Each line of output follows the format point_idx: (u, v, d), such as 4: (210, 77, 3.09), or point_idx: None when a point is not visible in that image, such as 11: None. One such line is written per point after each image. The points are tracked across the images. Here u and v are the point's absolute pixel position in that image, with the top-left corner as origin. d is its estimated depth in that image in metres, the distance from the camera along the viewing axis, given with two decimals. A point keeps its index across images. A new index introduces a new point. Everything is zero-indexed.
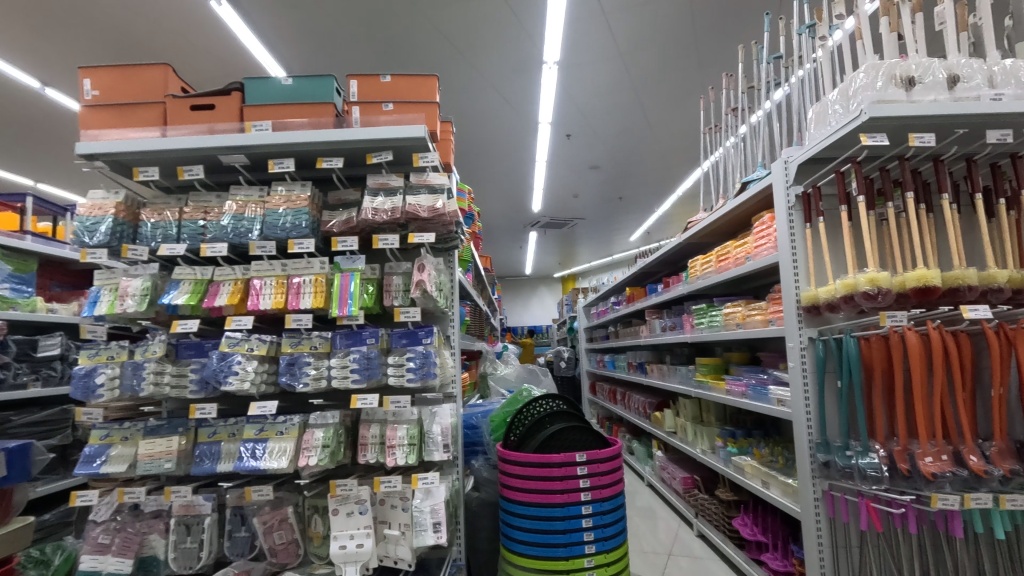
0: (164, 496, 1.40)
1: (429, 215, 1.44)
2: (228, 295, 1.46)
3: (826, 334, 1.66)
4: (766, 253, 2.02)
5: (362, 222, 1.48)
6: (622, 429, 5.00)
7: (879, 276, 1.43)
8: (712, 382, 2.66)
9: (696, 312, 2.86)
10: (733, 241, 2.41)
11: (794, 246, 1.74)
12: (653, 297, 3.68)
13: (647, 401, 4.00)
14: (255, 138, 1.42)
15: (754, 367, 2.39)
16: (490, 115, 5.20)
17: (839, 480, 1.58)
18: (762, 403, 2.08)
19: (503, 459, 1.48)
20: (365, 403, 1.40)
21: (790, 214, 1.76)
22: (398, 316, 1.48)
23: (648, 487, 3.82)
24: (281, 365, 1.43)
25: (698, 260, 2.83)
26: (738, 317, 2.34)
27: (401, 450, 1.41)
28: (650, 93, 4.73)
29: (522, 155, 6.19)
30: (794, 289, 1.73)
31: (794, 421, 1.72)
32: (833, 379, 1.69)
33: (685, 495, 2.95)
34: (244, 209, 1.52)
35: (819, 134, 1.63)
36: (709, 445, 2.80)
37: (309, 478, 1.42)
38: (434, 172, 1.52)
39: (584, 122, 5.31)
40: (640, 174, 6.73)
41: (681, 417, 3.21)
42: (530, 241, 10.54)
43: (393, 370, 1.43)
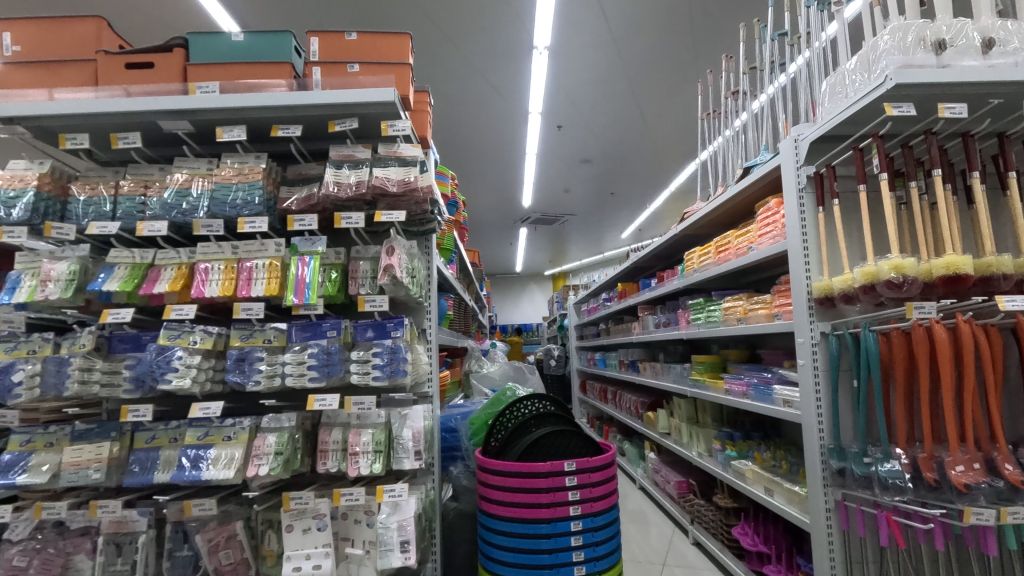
0: (91, 511, 1.22)
1: (398, 190, 1.27)
2: (168, 281, 1.28)
3: (841, 329, 1.51)
4: (770, 242, 1.87)
5: (323, 198, 1.30)
6: (613, 429, 4.85)
7: (904, 262, 1.28)
8: (710, 381, 2.51)
9: (693, 307, 2.72)
10: (734, 231, 2.26)
11: (805, 232, 1.59)
12: (646, 293, 3.53)
13: (639, 401, 3.86)
14: (200, 100, 1.23)
15: (755, 366, 2.24)
16: (478, 104, 5.02)
17: (853, 490, 1.43)
18: (764, 404, 1.94)
19: (481, 468, 1.31)
20: (324, 404, 1.23)
21: (801, 196, 1.61)
22: (363, 305, 1.31)
23: (640, 490, 3.67)
24: (229, 361, 1.25)
25: (695, 252, 2.68)
26: (738, 312, 2.19)
27: (365, 458, 1.24)
28: (644, 82, 4.57)
29: (512, 147, 6.02)
30: (804, 279, 1.58)
31: (804, 424, 1.57)
32: (847, 379, 1.54)
33: (679, 500, 2.81)
34: (189, 183, 1.33)
35: (836, 105, 1.48)
36: (706, 448, 2.65)
37: (259, 489, 1.24)
38: (405, 143, 1.35)
39: (576, 113, 5.15)
40: (632, 168, 6.59)
41: (676, 417, 3.07)
42: (521, 237, 10.37)
43: (357, 367, 1.25)
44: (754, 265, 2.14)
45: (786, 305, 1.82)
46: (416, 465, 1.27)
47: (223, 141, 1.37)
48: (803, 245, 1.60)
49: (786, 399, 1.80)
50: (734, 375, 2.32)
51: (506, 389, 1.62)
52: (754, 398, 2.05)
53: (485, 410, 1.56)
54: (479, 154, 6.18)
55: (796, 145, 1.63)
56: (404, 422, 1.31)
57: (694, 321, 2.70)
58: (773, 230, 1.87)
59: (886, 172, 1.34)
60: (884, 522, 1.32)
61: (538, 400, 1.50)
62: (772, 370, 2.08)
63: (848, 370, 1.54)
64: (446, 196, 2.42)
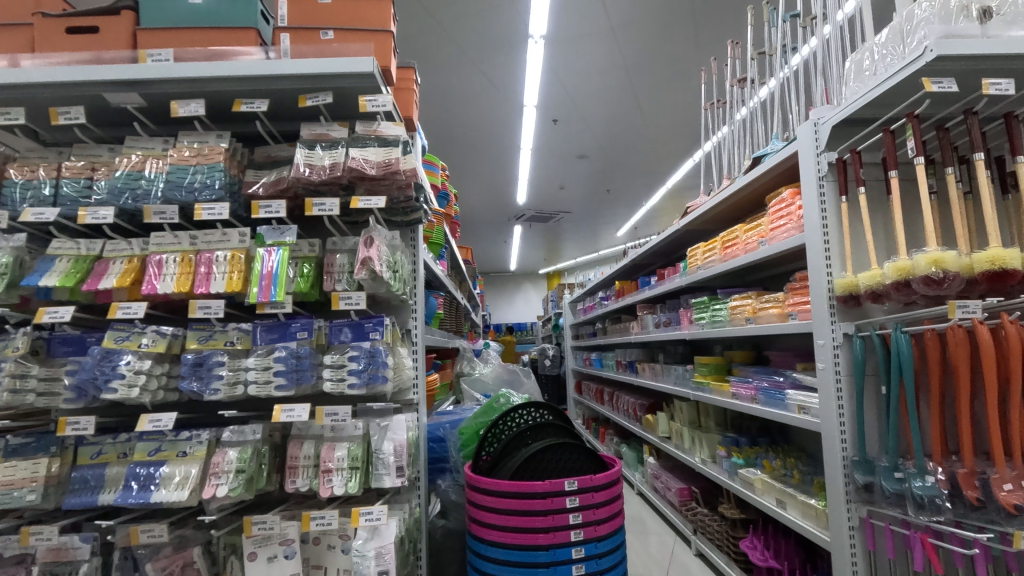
0: (23, 539, 1.07)
1: (378, 173, 1.13)
2: (116, 276, 1.12)
3: (866, 330, 1.39)
4: (784, 236, 1.74)
5: (293, 182, 1.15)
6: (610, 431, 4.72)
7: (945, 256, 1.14)
8: (715, 384, 2.39)
9: (696, 306, 2.59)
10: (742, 225, 2.14)
11: (826, 223, 1.47)
12: (646, 291, 3.40)
13: (637, 403, 3.73)
14: (150, 69, 1.08)
15: (764, 369, 2.11)
16: (472, 96, 4.88)
17: (881, 508, 1.30)
18: (776, 410, 1.81)
19: (472, 486, 1.16)
20: (291, 415, 1.07)
21: (821, 185, 1.49)
22: (337, 303, 1.16)
23: (638, 496, 3.54)
24: (184, 366, 1.10)
25: (699, 248, 2.55)
26: (746, 311, 2.06)
27: (339, 476, 1.09)
28: (643, 74, 4.44)
29: (507, 142, 5.87)
30: (825, 275, 1.46)
31: (825, 434, 1.44)
32: (873, 385, 1.41)
33: (681, 508, 2.68)
34: (141, 165, 1.18)
35: (863, 84, 1.34)
36: (710, 454, 2.52)
37: (218, 512, 1.09)
38: (386, 122, 1.20)
39: (572, 106, 5.01)
40: (629, 164, 6.46)
41: (677, 421, 2.94)
42: (515, 234, 10.23)
43: (331, 373, 1.11)
44: (764, 261, 2.01)
45: (801, 304, 1.69)
46: (398, 483, 1.12)
47: (180, 118, 1.22)
48: (824, 238, 1.47)
49: (802, 405, 1.67)
50: (742, 378, 2.19)
51: (501, 396, 1.48)
52: (765, 404, 1.92)
53: (477, 419, 1.42)
54: (473, 148, 6.04)
55: (816, 129, 1.50)
56: (385, 434, 1.16)
57: (697, 321, 2.57)
58: (787, 223, 1.74)
59: (922, 155, 1.21)
60: (918, 544, 1.20)
61: (537, 409, 1.36)
62: (784, 373, 1.95)
63: (874, 375, 1.41)
64: (436, 188, 2.27)
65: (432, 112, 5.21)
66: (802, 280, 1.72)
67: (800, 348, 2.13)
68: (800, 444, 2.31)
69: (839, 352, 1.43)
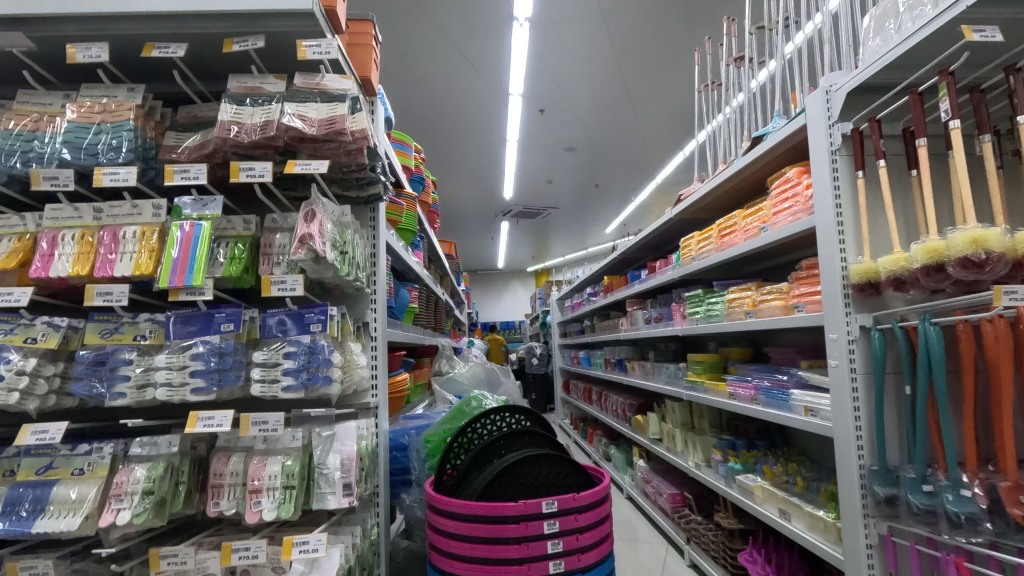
0: None
1: (321, 134, 0.94)
2: (1, 257, 0.93)
3: (886, 322, 1.23)
4: (789, 220, 1.58)
5: (218, 143, 0.95)
6: (598, 432, 4.55)
7: (988, 234, 0.97)
8: (710, 384, 2.22)
9: (689, 300, 2.43)
10: (741, 211, 1.97)
11: (839, 203, 1.31)
12: (636, 285, 3.24)
13: (626, 403, 3.58)
14: (36, 2, 0.89)
15: (764, 367, 1.95)
16: (455, 83, 4.68)
17: (905, 526, 1.14)
18: (780, 412, 1.65)
19: (433, 508, 0.98)
20: (208, 424, 0.87)
21: (834, 160, 1.32)
22: (268, 289, 0.93)
23: (628, 500, 3.39)
24: (80, 365, 0.91)
25: (693, 238, 2.39)
26: (745, 305, 1.90)
27: (270, 498, 0.90)
28: (632, 60, 4.29)
29: (492, 133, 5.69)
30: (838, 260, 1.30)
31: (839, 440, 1.28)
32: (893, 384, 1.25)
33: (673, 515, 2.52)
34: (34, 123, 0.97)
35: (885, 42, 1.18)
36: (704, 458, 2.36)
37: (123, 543, 0.90)
38: (332, 73, 1.00)
39: (559, 96, 4.85)
40: (618, 157, 6.31)
41: (668, 423, 2.78)
42: (503, 231, 10.06)
43: (261, 374, 0.92)
44: (766, 249, 1.85)
45: (809, 295, 1.52)
46: (346, 503, 0.95)
47: (83, 65, 1.02)
48: (837, 219, 1.30)
49: (810, 406, 1.51)
50: (739, 377, 2.03)
51: (473, 398, 1.30)
52: (766, 404, 1.76)
53: (446, 424, 1.24)
54: (458, 139, 5.85)
55: (828, 97, 1.34)
56: (332, 445, 0.99)
57: (691, 316, 2.40)
58: (792, 205, 1.58)
59: (958, 118, 1.04)
60: (952, 568, 1.03)
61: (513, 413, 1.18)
62: (787, 372, 1.79)
63: (895, 373, 1.25)
64: (408, 170, 2.08)
65: (414, 100, 5.01)
66: (810, 267, 1.55)
67: (803, 346, 1.97)
68: (801, 447, 2.16)
69: (854, 346, 1.27)
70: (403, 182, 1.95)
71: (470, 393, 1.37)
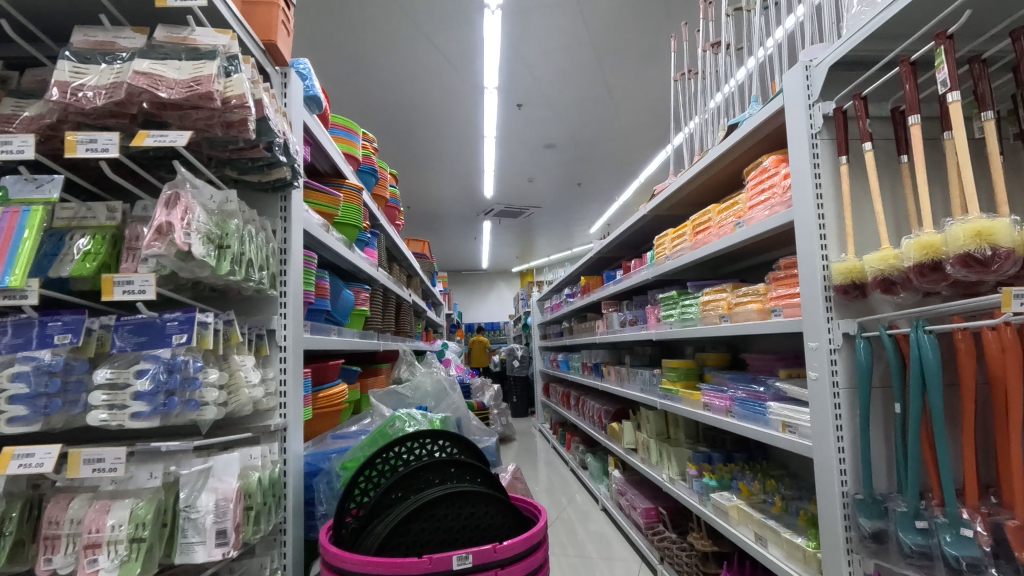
0: None
1: (179, 97, 0.75)
2: None
3: (873, 329, 1.07)
4: (766, 214, 1.42)
5: (56, 109, 0.76)
6: (576, 438, 4.40)
7: (996, 226, 0.81)
8: (685, 392, 2.07)
9: (663, 302, 2.27)
10: (716, 206, 1.81)
11: (820, 192, 1.15)
12: (611, 287, 3.08)
13: (602, 409, 3.42)
14: None
15: (741, 376, 1.80)
16: (428, 74, 4.49)
17: (896, 567, 0.97)
18: (756, 428, 1.50)
19: (326, 563, 0.80)
20: (25, 465, 0.68)
21: (814, 144, 1.16)
22: (110, 293, 0.73)
23: (603, 512, 3.24)
24: None
25: (666, 235, 2.23)
26: (720, 307, 1.75)
27: (112, 555, 0.71)
28: (611, 52, 4.14)
29: (469, 129, 5.51)
30: (819, 258, 1.14)
31: (820, 464, 1.12)
32: (879, 402, 1.09)
33: (647, 532, 2.37)
34: None
35: (872, 6, 1.02)
36: (679, 471, 2.21)
37: None
38: (203, 27, 0.82)
39: (536, 90, 4.69)
40: (600, 154, 6.17)
41: (643, 432, 2.63)
42: (485, 231, 9.88)
43: (104, 398, 0.73)
44: (742, 248, 1.69)
45: (788, 298, 1.36)
46: (217, 556, 0.78)
47: None
48: (818, 212, 1.15)
49: (788, 422, 1.36)
50: (714, 385, 1.88)
51: (400, 418, 1.13)
52: (742, 417, 1.61)
53: (365, 448, 1.07)
54: (434, 135, 5.66)
55: (807, 74, 1.18)
56: (206, 481, 0.81)
57: (665, 319, 2.25)
58: (770, 198, 1.42)
59: (958, 90, 0.88)
60: None
61: (438, 438, 1.01)
62: (764, 382, 1.64)
63: (881, 388, 1.10)
64: (354, 160, 1.90)
65: (386, 93, 4.81)
66: (788, 267, 1.40)
67: (783, 352, 1.82)
68: (782, 461, 2.01)
69: (836, 357, 1.11)
70: (345, 172, 1.77)
71: (401, 411, 1.19)
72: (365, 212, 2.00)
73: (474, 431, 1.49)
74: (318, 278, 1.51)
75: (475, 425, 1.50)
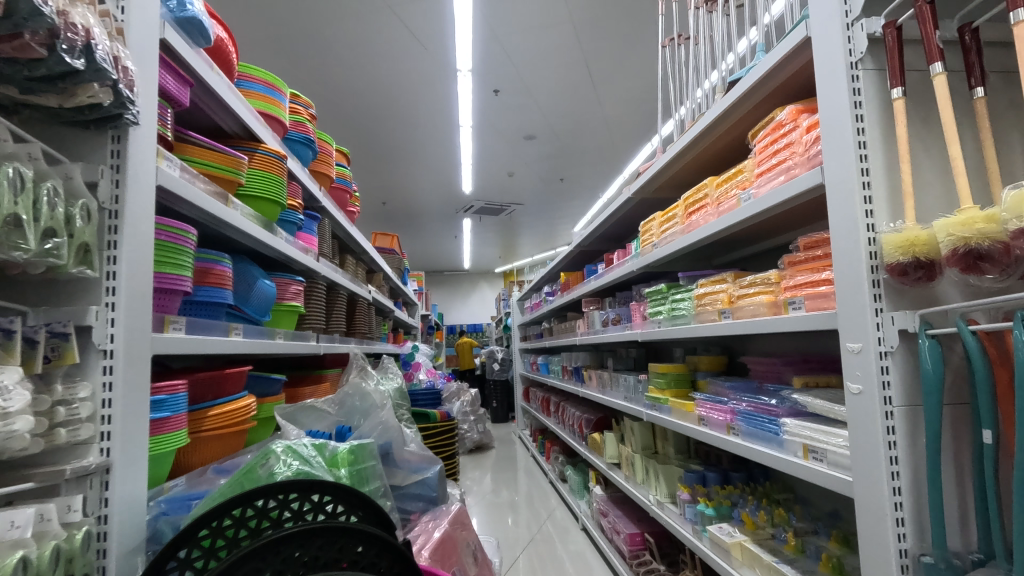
0: None
1: None
2: None
3: (943, 325, 0.78)
4: (781, 180, 1.13)
5: None
6: (555, 447, 4.09)
7: None
8: (675, 402, 1.77)
9: (649, 297, 1.97)
10: (713, 178, 1.52)
11: (862, 140, 0.85)
12: (592, 282, 2.78)
13: (582, 418, 3.13)
14: None
15: (742, 382, 1.51)
16: (396, 56, 4.16)
17: None
18: (765, 450, 1.21)
19: None
20: None
21: (854, 75, 0.87)
22: None
23: (583, 531, 2.94)
24: None
25: (653, 220, 1.93)
26: (717, 301, 1.45)
27: None
28: (592, 31, 3.84)
29: (444, 119, 5.19)
30: (863, 228, 0.84)
31: (864, 508, 0.83)
32: (949, 425, 0.80)
33: (631, 561, 2.07)
34: None
35: None
36: (668, 493, 1.92)
37: None
38: None
39: (514, 74, 4.39)
40: (583, 146, 5.90)
41: (626, 445, 2.34)
42: (466, 229, 9.55)
43: None
44: (746, 227, 1.40)
45: (809, 285, 1.07)
46: None
47: None
48: (860, 166, 0.85)
49: (810, 444, 1.06)
50: (709, 394, 1.59)
51: (275, 452, 0.80)
52: (745, 436, 1.32)
53: (213, 499, 0.74)
54: (407, 124, 5.31)
55: None
56: None
57: (651, 317, 1.95)
58: (786, 159, 1.12)
59: None
60: None
61: (308, 492, 0.72)
62: (773, 393, 1.35)
63: (950, 406, 0.80)
64: (278, 123, 1.57)
65: (352, 77, 4.45)
66: (808, 246, 1.11)
67: (792, 356, 1.54)
68: (787, 482, 1.73)
69: (887, 362, 0.82)
70: (262, 135, 1.44)
71: (288, 439, 0.86)
72: (294, 189, 1.67)
73: (409, 459, 1.13)
74: (217, 263, 1.19)
75: (409, 452, 1.14)
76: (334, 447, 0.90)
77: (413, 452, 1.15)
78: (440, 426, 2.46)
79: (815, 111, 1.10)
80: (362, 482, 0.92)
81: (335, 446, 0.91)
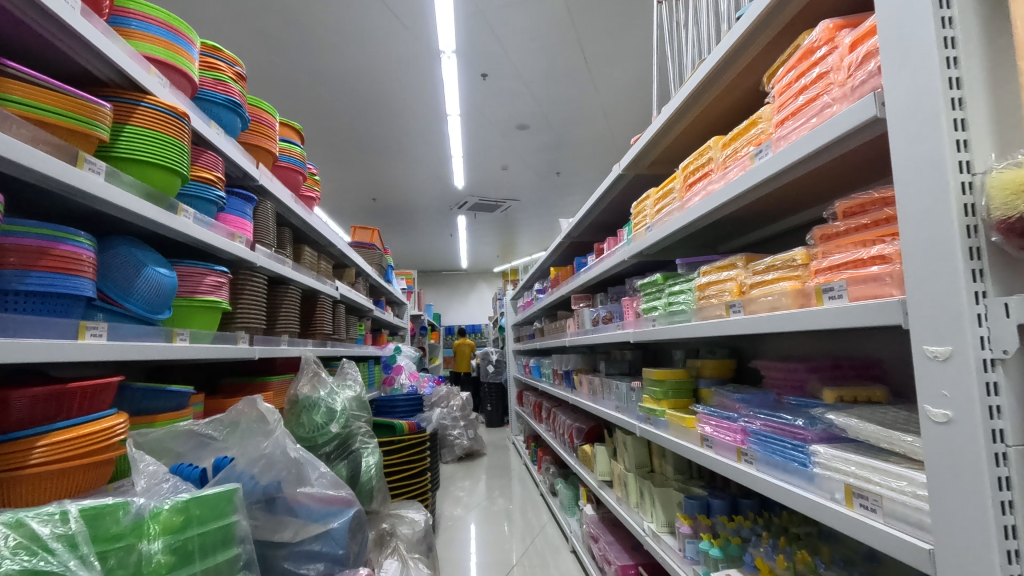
0: None
1: None
2: None
3: None
4: (813, 123, 0.83)
5: None
6: (547, 457, 3.80)
7: None
8: (673, 417, 1.48)
9: (642, 290, 1.68)
10: (719, 137, 1.20)
11: (950, 38, 0.57)
12: (582, 276, 2.49)
13: (572, 426, 2.84)
14: None
15: (754, 393, 1.22)
16: (375, 38, 3.88)
17: None
18: (788, 485, 0.92)
19: None
20: None
21: None
22: None
23: (572, 553, 2.65)
24: None
25: (646, 199, 1.64)
26: (724, 293, 1.16)
27: None
28: (585, 7, 3.55)
29: (430, 108, 4.91)
30: (952, 169, 0.56)
31: None
32: None
33: None
34: None
35: None
36: (666, 522, 1.63)
37: None
38: None
39: (502, 56, 4.10)
40: (579, 136, 5.61)
41: (618, 461, 2.04)
42: (461, 226, 9.26)
43: None
44: (761, 196, 1.11)
45: (852, 265, 0.79)
46: None
47: None
48: (946, 77, 0.57)
49: (855, 485, 0.77)
50: (713, 408, 1.29)
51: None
52: (760, 464, 1.02)
53: None
54: (392, 113, 5.03)
55: None
56: None
57: (645, 314, 1.66)
58: (818, 95, 0.83)
59: None
60: None
61: None
62: (794, 408, 1.06)
63: None
64: (181, 76, 1.28)
65: (329, 61, 4.17)
66: (848, 214, 0.83)
67: (816, 361, 1.25)
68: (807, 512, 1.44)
69: (996, 376, 0.53)
70: (152, 87, 1.16)
71: (35, 508, 0.65)
72: (211, 160, 1.38)
73: (304, 504, 1.02)
74: (73, 245, 0.94)
75: (303, 493, 1.02)
76: (141, 510, 0.74)
77: (316, 492, 1.05)
78: (409, 439, 2.17)
79: (860, 26, 0.80)
80: (184, 555, 0.76)
81: (144, 511, 0.74)
